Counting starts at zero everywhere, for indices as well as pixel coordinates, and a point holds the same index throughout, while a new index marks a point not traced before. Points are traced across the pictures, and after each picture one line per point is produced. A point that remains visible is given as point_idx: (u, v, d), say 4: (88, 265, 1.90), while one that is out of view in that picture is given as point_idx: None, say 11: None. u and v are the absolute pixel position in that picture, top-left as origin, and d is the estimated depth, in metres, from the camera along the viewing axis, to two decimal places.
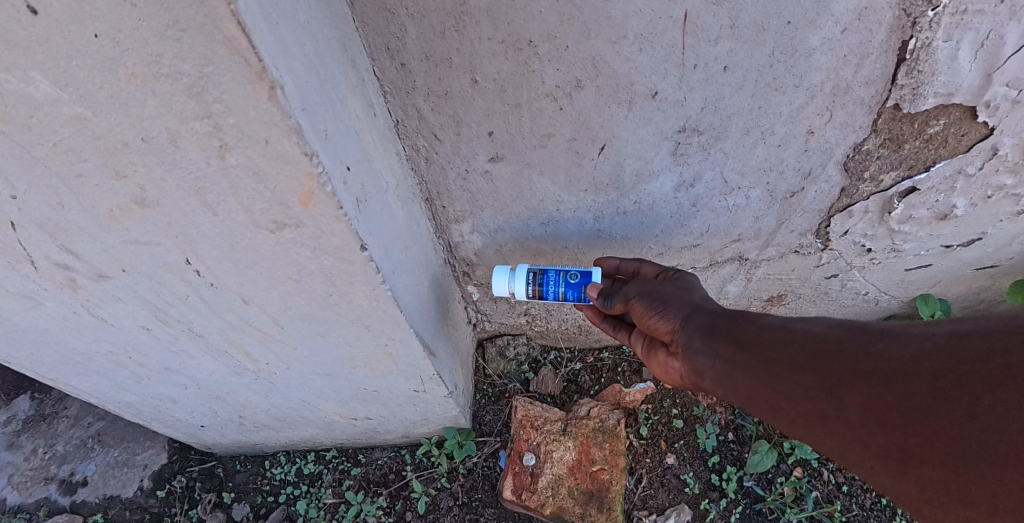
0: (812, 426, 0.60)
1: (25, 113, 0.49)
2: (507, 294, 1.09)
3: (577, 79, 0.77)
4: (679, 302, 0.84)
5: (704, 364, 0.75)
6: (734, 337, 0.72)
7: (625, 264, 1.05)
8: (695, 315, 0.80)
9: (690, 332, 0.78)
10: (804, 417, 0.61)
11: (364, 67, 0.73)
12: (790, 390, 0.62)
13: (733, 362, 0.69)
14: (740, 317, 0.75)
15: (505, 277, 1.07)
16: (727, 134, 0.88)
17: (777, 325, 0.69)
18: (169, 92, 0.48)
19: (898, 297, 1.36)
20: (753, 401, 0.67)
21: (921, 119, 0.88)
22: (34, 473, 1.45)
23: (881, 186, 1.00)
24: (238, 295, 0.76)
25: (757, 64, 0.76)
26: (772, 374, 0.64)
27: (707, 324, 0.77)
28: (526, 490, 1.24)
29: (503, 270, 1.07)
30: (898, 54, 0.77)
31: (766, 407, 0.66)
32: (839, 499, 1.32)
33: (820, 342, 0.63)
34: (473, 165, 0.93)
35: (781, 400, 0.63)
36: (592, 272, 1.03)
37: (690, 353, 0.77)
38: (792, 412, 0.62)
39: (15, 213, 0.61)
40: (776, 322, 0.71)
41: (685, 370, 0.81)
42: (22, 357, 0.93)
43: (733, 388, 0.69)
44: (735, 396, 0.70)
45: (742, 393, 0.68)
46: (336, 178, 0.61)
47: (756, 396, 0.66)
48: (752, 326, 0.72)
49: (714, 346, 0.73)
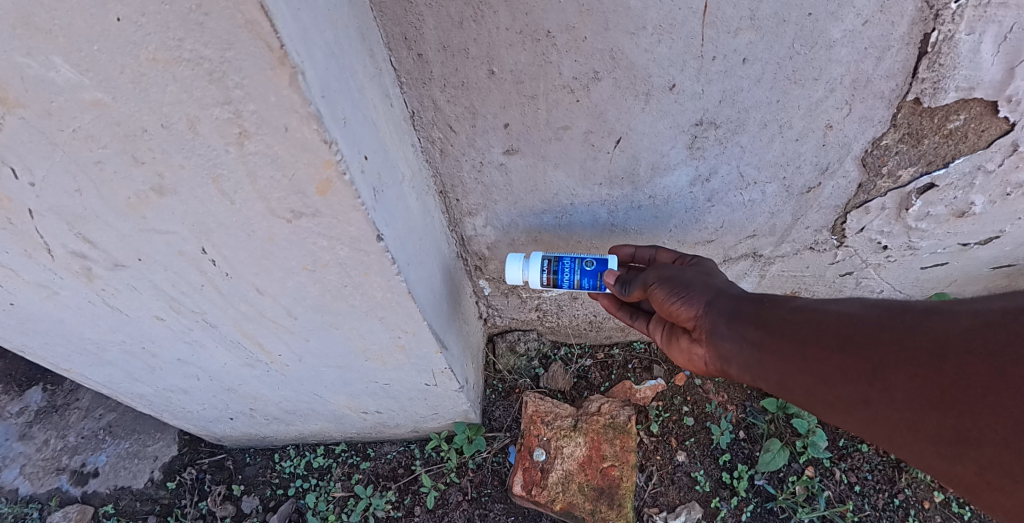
0: (852, 410, 0.60)
1: (45, 98, 0.49)
2: (520, 282, 1.08)
3: (594, 71, 0.76)
4: (702, 287, 0.84)
5: (730, 349, 0.75)
6: (761, 320, 0.71)
7: (641, 252, 1.05)
8: (719, 300, 0.80)
9: (715, 318, 0.78)
10: (843, 402, 0.60)
11: (382, 56, 0.73)
12: (827, 373, 0.61)
13: (762, 346, 0.69)
14: (768, 301, 0.74)
15: (519, 265, 1.06)
16: (745, 127, 0.87)
17: (809, 308, 0.69)
18: (190, 77, 0.48)
19: (913, 296, 1.34)
20: (785, 386, 0.68)
21: (941, 114, 0.86)
22: (46, 463, 1.46)
23: (899, 182, 0.99)
24: (252, 286, 0.76)
25: (777, 56, 0.75)
26: (806, 357, 0.63)
27: (732, 309, 0.76)
28: (536, 485, 1.24)
29: (517, 257, 1.07)
30: (920, 48, 0.75)
31: (800, 392, 0.66)
32: (851, 499, 1.30)
33: (858, 322, 0.62)
34: (487, 157, 0.92)
35: (816, 384, 0.63)
36: (608, 260, 1.03)
37: (716, 338, 0.77)
38: (830, 397, 0.62)
39: (33, 200, 0.61)
40: (807, 305, 0.70)
41: (710, 356, 0.81)
42: (37, 347, 0.93)
43: (763, 372, 0.71)
44: (764, 380, 0.71)
45: (773, 376, 0.69)
46: (354, 166, 0.60)
47: (787, 380, 0.67)
48: (781, 309, 0.71)
49: (740, 331, 0.73)
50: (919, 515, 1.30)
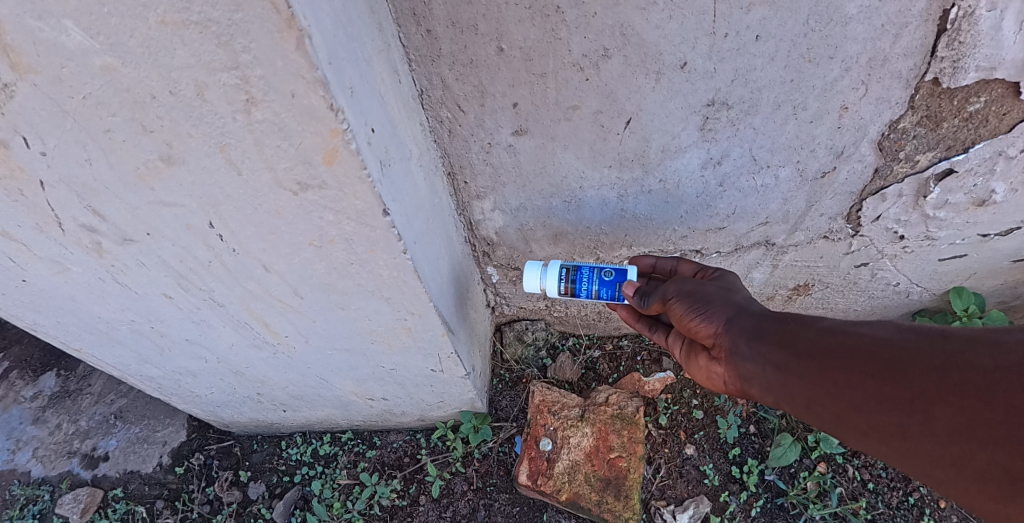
0: (889, 441, 0.56)
1: (56, 63, 0.49)
2: (538, 290, 1.08)
3: (604, 48, 0.75)
4: (722, 303, 0.81)
5: (752, 370, 0.73)
6: (788, 342, 0.69)
7: (662, 262, 1.06)
8: (739, 317, 0.77)
9: (735, 336, 0.75)
10: (878, 431, 0.57)
11: (391, 32, 0.73)
12: (861, 400, 0.59)
13: (789, 370, 0.67)
14: (792, 320, 0.73)
15: (537, 273, 1.06)
16: (758, 108, 0.85)
17: (840, 330, 0.67)
18: (198, 40, 0.47)
19: (930, 289, 1.30)
20: (813, 410, 0.65)
21: (961, 96, 0.84)
22: (58, 447, 1.48)
23: (917, 167, 0.97)
24: (259, 262, 0.76)
25: (791, 33, 0.73)
26: (838, 383, 0.61)
27: (754, 327, 0.74)
28: (542, 475, 1.23)
29: (535, 265, 1.07)
30: (939, 24, 0.73)
31: (831, 417, 0.62)
32: (864, 496, 1.27)
33: (896, 349, 0.60)
34: (496, 138, 0.92)
35: (848, 411, 0.60)
36: (627, 271, 1.03)
37: (736, 358, 0.75)
38: (864, 425, 0.59)
39: (44, 171, 0.61)
40: (836, 327, 0.68)
41: (729, 375, 0.79)
42: (48, 325, 0.94)
43: (789, 396, 0.67)
44: (788, 403, 0.68)
45: (800, 401, 0.66)
46: (361, 137, 0.60)
47: (816, 404, 0.64)
48: (809, 330, 0.69)
49: (763, 352, 0.71)
50: (934, 514, 1.26)
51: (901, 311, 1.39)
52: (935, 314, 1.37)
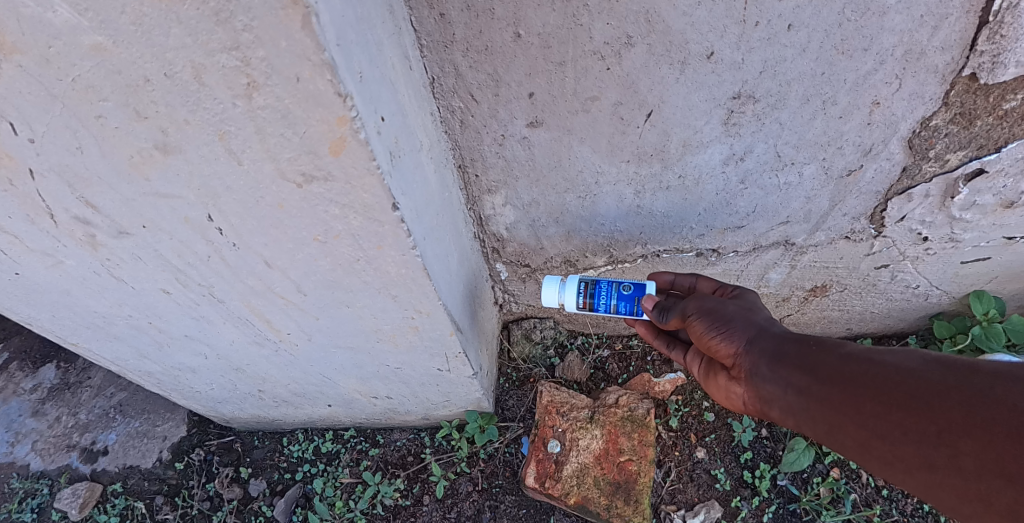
0: (915, 472, 0.54)
1: (42, 43, 0.45)
2: (556, 305, 1.06)
3: (627, 36, 0.70)
4: (743, 323, 0.77)
5: (772, 393, 0.69)
6: (810, 366, 0.65)
7: (680, 279, 1.02)
8: (760, 339, 0.74)
9: (756, 358, 0.72)
10: (904, 462, 0.54)
11: (402, 15, 0.68)
12: (886, 430, 0.56)
13: (811, 395, 0.64)
14: (815, 343, 0.69)
15: (555, 287, 1.04)
16: (786, 102, 0.81)
17: (862, 356, 0.63)
18: (195, 18, 0.43)
19: (950, 293, 1.26)
20: (836, 437, 0.62)
21: (997, 93, 0.79)
22: (57, 440, 1.46)
23: (946, 167, 0.92)
24: (261, 257, 0.73)
25: (825, 23, 0.69)
26: (860, 411, 0.58)
27: (775, 348, 0.71)
28: (549, 478, 1.20)
29: (553, 280, 1.05)
30: (982, 16, 0.69)
31: (854, 445, 0.60)
32: (878, 503, 1.24)
33: (920, 379, 0.56)
34: (509, 130, 0.88)
35: (872, 440, 0.57)
36: (645, 286, 1.00)
37: (756, 380, 0.72)
38: (887, 455, 0.56)
39: (33, 158, 0.57)
40: (860, 352, 0.64)
41: (749, 396, 0.75)
42: (43, 319, 0.91)
43: (811, 422, 0.65)
44: (810, 428, 0.66)
45: (822, 427, 0.63)
46: (370, 126, 0.56)
47: (838, 431, 0.61)
48: (830, 355, 0.66)
49: (784, 375, 0.68)
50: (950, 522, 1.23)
51: (919, 314, 1.35)
52: (953, 318, 1.33)
